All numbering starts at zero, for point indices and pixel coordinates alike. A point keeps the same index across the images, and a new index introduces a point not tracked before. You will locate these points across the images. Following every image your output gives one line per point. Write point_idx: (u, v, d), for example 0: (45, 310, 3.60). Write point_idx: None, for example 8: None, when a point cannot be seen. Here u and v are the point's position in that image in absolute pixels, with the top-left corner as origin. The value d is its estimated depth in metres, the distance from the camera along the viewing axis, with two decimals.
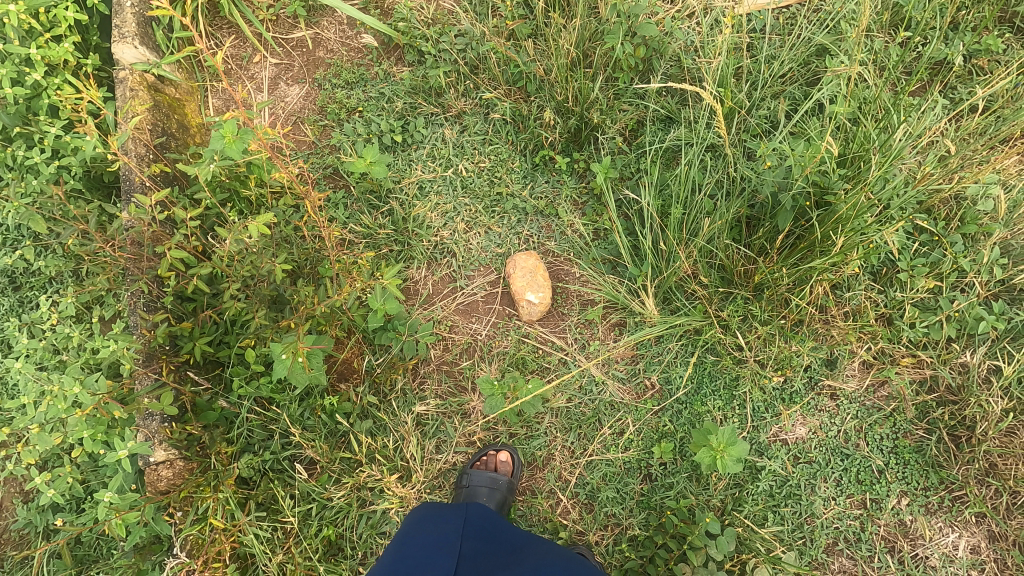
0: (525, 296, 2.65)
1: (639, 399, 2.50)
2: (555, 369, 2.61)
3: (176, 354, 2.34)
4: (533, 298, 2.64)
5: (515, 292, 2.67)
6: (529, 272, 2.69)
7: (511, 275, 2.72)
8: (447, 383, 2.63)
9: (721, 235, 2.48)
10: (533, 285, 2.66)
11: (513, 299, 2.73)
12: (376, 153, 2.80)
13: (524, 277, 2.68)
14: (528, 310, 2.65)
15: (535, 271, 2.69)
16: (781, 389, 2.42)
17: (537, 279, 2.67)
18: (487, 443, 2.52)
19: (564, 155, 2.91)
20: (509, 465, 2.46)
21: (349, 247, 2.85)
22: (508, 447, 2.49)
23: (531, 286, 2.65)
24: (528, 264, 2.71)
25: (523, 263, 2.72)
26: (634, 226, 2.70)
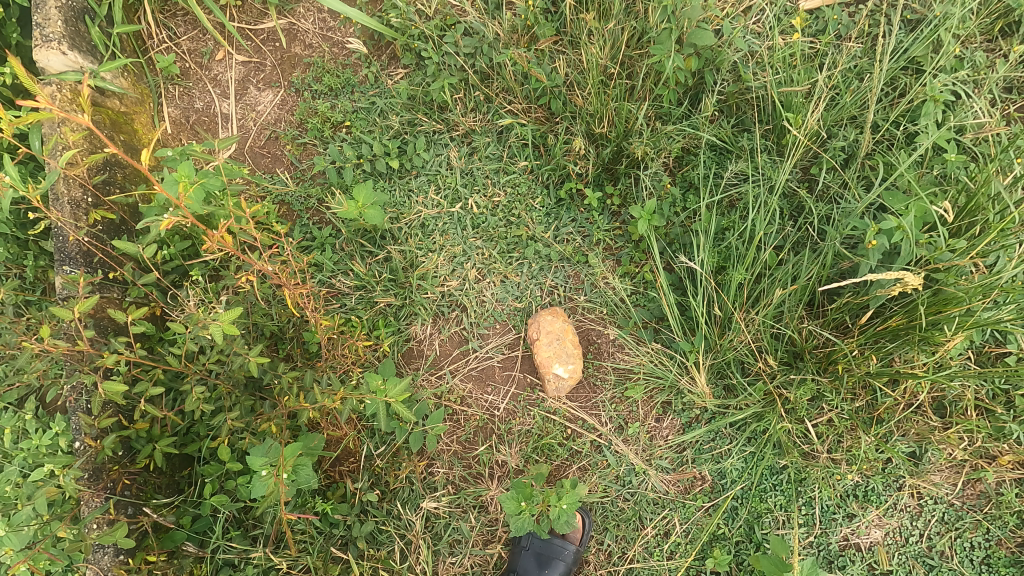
0: (552, 371, 2.23)
1: (687, 493, 2.15)
2: (587, 455, 2.22)
3: (133, 460, 1.92)
4: (562, 371, 2.23)
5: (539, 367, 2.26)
6: (553, 338, 2.25)
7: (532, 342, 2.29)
8: (459, 469, 2.25)
9: (792, 304, 2.05)
10: (559, 355, 2.23)
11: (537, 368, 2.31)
12: (369, 192, 2.30)
13: (547, 347, 2.25)
14: (557, 386, 2.25)
15: (560, 336, 2.26)
16: (856, 486, 2.06)
17: (563, 348, 2.24)
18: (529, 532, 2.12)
19: (595, 188, 2.43)
20: (578, 531, 2.16)
21: (339, 302, 2.39)
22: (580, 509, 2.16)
23: (558, 358, 2.23)
24: (551, 328, 2.27)
25: (545, 328, 2.27)
26: (681, 282, 2.25)
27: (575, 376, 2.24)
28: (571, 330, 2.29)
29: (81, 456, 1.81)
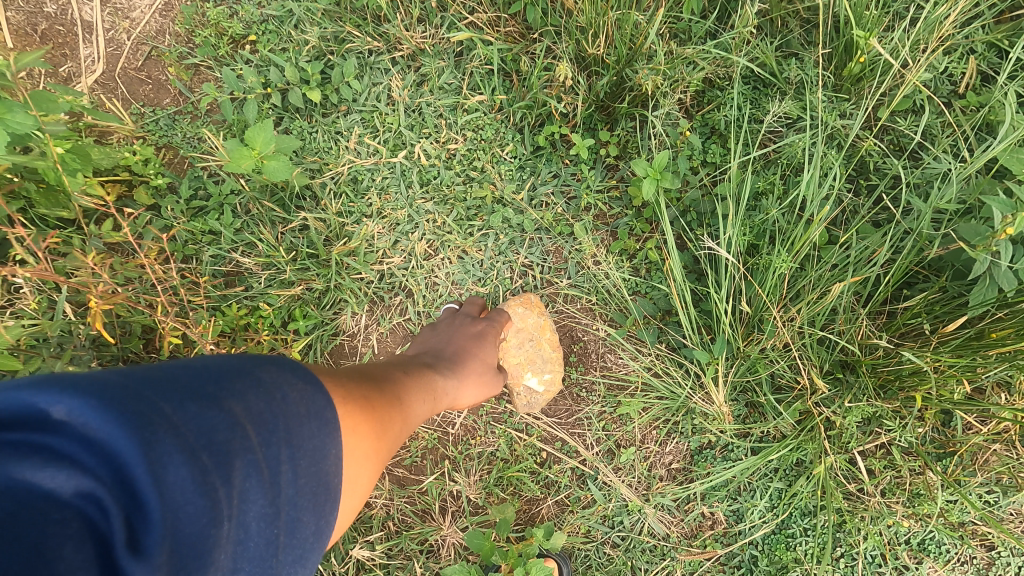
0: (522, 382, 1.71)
1: (693, 538, 1.67)
2: (567, 487, 1.72)
3: None
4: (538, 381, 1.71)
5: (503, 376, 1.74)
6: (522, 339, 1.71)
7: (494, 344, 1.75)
8: (401, 502, 1.74)
9: (848, 300, 1.52)
10: (529, 361, 1.70)
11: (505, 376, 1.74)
12: (268, 133, 1.59)
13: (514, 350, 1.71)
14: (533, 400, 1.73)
15: (531, 336, 1.71)
16: (913, 534, 1.59)
17: (536, 352, 1.70)
18: None
19: (585, 133, 1.82)
20: None
21: (243, 284, 1.80)
22: (557, 553, 1.66)
23: (530, 365, 1.70)
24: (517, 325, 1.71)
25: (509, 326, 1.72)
26: (697, 265, 1.69)
27: (555, 384, 1.72)
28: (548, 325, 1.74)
29: None
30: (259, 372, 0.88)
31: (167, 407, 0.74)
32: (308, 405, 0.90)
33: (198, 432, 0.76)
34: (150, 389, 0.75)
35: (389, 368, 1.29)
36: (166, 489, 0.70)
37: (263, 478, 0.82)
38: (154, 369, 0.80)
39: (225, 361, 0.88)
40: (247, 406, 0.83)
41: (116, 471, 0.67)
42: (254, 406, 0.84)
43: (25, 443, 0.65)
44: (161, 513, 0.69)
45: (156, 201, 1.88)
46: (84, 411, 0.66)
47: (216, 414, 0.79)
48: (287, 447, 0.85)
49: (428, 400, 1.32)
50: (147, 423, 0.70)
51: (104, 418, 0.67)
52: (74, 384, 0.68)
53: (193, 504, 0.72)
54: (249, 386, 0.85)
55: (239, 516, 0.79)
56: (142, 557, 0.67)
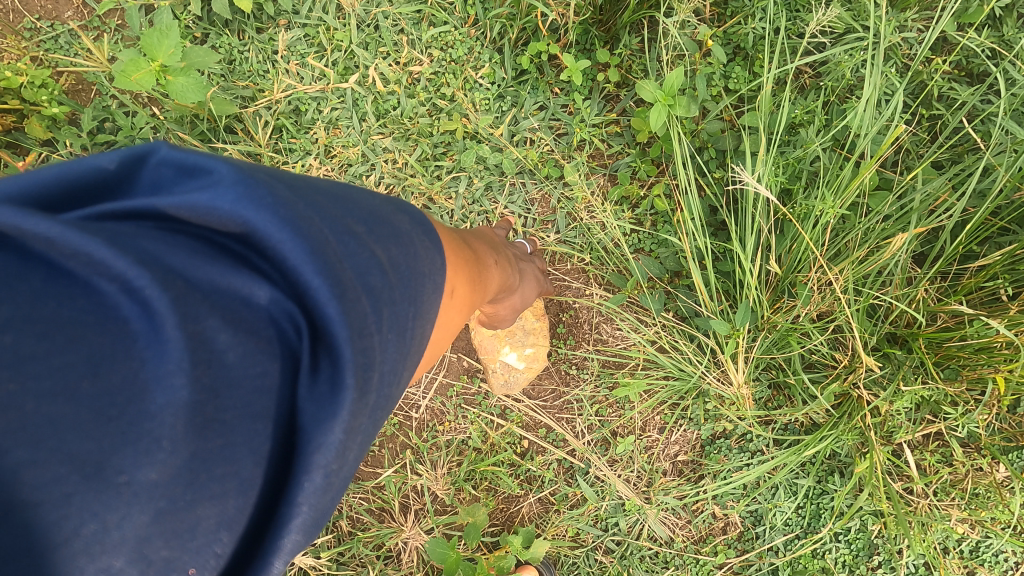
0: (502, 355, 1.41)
1: (701, 543, 1.40)
2: (552, 482, 1.43)
3: None
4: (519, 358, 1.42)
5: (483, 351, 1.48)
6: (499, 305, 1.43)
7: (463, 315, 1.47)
8: (354, 500, 1.46)
9: (906, 258, 1.21)
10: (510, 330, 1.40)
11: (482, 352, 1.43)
12: (169, 36, 1.24)
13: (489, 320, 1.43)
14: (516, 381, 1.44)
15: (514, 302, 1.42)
16: (967, 542, 1.32)
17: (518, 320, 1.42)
18: None
19: (579, 53, 1.47)
20: None
21: None
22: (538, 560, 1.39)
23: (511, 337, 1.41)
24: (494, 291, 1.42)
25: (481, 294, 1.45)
26: (715, 216, 1.37)
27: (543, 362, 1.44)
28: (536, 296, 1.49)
29: None
30: (405, 225, 0.72)
31: (334, 234, 0.59)
32: (432, 263, 0.72)
33: (363, 270, 0.59)
34: (319, 210, 0.60)
35: (479, 242, 1.05)
36: (350, 320, 0.55)
37: (405, 333, 0.64)
38: (310, 186, 0.65)
39: (372, 202, 0.71)
40: (404, 255, 0.67)
41: (296, 296, 0.54)
42: (400, 258, 0.66)
43: (217, 249, 0.54)
44: (346, 350, 0.54)
45: (52, 136, 1.52)
46: (269, 223, 0.54)
47: (374, 252, 0.62)
48: (423, 309, 0.68)
49: (500, 284, 1.08)
50: (324, 247, 0.56)
51: (289, 234, 0.54)
52: (261, 193, 0.55)
53: (369, 347, 0.57)
54: (395, 232, 0.68)
55: (392, 377, 0.63)
56: (319, 389, 0.54)
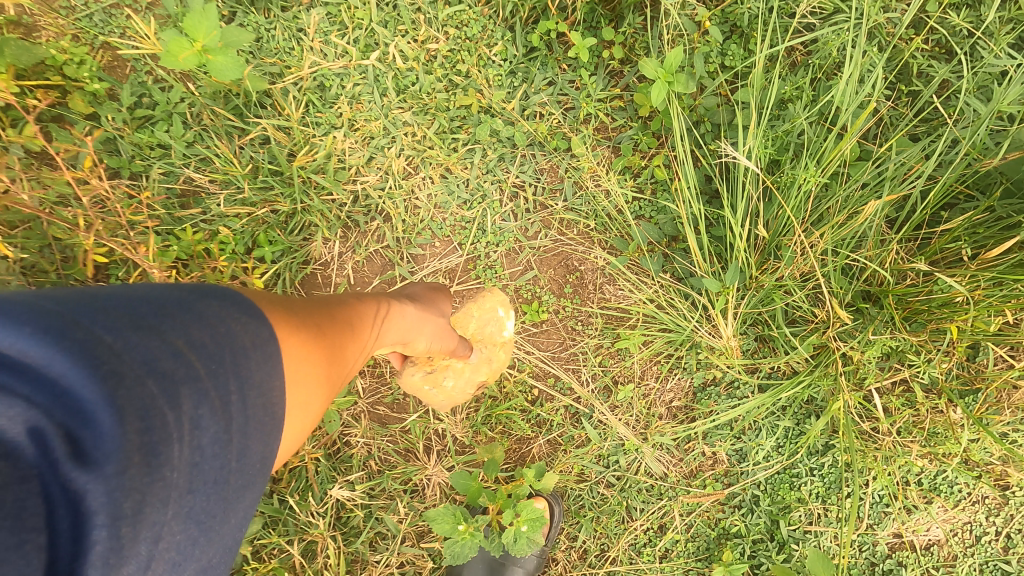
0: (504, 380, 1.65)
1: (693, 478, 1.57)
2: (560, 425, 1.59)
3: None
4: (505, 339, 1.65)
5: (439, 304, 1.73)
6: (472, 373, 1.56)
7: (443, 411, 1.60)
8: (383, 442, 1.62)
9: (880, 223, 1.35)
10: (499, 357, 1.59)
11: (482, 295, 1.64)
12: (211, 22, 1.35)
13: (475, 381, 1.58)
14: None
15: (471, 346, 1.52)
16: (924, 473, 1.50)
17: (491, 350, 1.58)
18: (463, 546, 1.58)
19: (586, 32, 1.57)
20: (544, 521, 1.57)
21: (200, 207, 1.61)
22: (547, 493, 1.58)
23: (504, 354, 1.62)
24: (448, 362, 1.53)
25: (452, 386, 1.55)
26: (710, 186, 1.50)
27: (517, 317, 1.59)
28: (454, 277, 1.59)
29: None
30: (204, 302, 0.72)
31: (107, 332, 0.59)
32: (253, 337, 0.73)
33: (146, 357, 0.61)
34: (89, 312, 0.60)
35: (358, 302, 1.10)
36: (126, 405, 0.57)
37: (214, 408, 0.66)
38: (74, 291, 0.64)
39: (161, 291, 0.72)
40: (200, 334, 0.67)
41: (60, 401, 0.53)
42: (199, 338, 0.67)
43: None
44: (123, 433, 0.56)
45: (95, 110, 1.63)
46: (24, 338, 0.53)
47: (159, 341, 0.64)
48: (241, 375, 0.70)
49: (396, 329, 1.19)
50: (95, 347, 0.57)
51: (54, 344, 0.54)
52: (12, 307, 0.54)
53: (151, 429, 0.59)
54: (181, 311, 0.69)
55: (200, 455, 0.65)
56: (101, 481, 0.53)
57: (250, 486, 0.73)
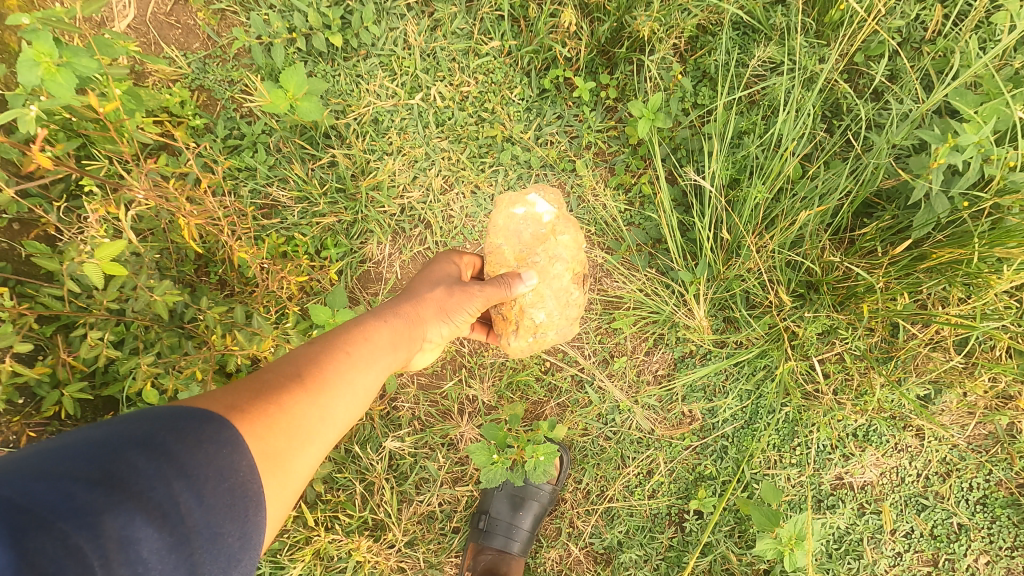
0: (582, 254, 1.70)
1: (674, 432, 1.95)
2: (568, 391, 1.98)
3: (39, 408, 1.66)
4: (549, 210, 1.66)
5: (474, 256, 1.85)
6: (557, 291, 1.65)
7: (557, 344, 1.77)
8: (425, 405, 2.02)
9: (814, 228, 1.74)
10: (553, 245, 1.62)
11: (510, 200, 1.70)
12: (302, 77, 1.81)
13: (565, 292, 1.67)
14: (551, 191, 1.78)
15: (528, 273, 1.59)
16: (857, 426, 1.88)
17: (548, 247, 1.62)
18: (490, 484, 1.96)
19: (587, 77, 1.98)
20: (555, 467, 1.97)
21: (279, 217, 2.01)
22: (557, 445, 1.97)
23: (558, 229, 1.65)
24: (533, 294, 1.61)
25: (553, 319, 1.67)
26: (685, 198, 1.90)
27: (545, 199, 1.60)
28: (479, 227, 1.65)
29: None
30: (157, 432, 0.87)
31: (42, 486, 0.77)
32: (185, 442, 0.87)
33: (71, 496, 0.77)
34: (31, 475, 0.78)
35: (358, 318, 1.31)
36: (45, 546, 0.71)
37: (150, 517, 0.81)
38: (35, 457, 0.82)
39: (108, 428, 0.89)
40: (137, 461, 0.82)
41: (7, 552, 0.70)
42: (131, 461, 0.83)
43: None
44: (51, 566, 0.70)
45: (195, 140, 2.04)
46: None
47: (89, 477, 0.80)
48: (183, 477, 0.85)
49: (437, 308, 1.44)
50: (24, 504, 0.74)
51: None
52: None
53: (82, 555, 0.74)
54: (134, 445, 0.84)
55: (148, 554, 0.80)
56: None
57: (219, 560, 0.88)
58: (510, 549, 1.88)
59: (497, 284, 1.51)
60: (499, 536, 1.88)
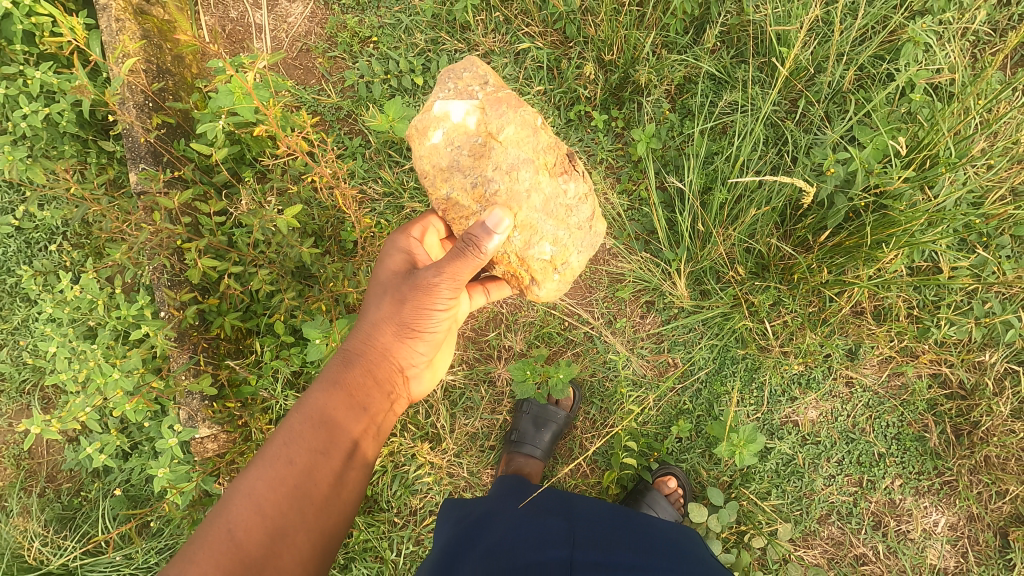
0: (534, 131, 1.83)
1: (661, 376, 2.56)
2: (581, 343, 2.62)
3: (207, 329, 2.36)
4: (466, 115, 1.83)
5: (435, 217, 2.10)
6: (540, 199, 1.82)
7: (593, 248, 1.96)
8: (472, 351, 2.66)
9: (764, 223, 2.38)
10: (490, 152, 1.82)
11: (424, 132, 1.89)
12: (398, 108, 2.57)
13: (547, 186, 1.83)
14: (460, 76, 1.89)
15: (496, 204, 1.81)
16: (800, 375, 2.48)
17: (493, 153, 1.81)
18: (521, 402, 2.61)
19: (601, 111, 2.67)
20: (569, 399, 2.61)
21: (370, 207, 2.71)
22: (572, 384, 2.61)
23: (486, 125, 1.81)
24: (517, 219, 1.82)
25: (563, 234, 1.86)
26: (671, 200, 2.56)
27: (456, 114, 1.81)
28: (437, 190, 1.93)
29: (168, 322, 2.26)
30: None
31: None
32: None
33: None
34: None
35: (299, 417, 1.79)
36: None
37: None
38: None
39: None
40: None
41: None
42: None
43: None
44: None
45: None
46: None
47: None
48: None
49: (394, 327, 1.94)
50: None
51: None
52: None
53: None
54: None
55: None
56: None
57: None
58: (534, 453, 2.49)
59: (452, 255, 1.77)
60: (526, 442, 2.50)
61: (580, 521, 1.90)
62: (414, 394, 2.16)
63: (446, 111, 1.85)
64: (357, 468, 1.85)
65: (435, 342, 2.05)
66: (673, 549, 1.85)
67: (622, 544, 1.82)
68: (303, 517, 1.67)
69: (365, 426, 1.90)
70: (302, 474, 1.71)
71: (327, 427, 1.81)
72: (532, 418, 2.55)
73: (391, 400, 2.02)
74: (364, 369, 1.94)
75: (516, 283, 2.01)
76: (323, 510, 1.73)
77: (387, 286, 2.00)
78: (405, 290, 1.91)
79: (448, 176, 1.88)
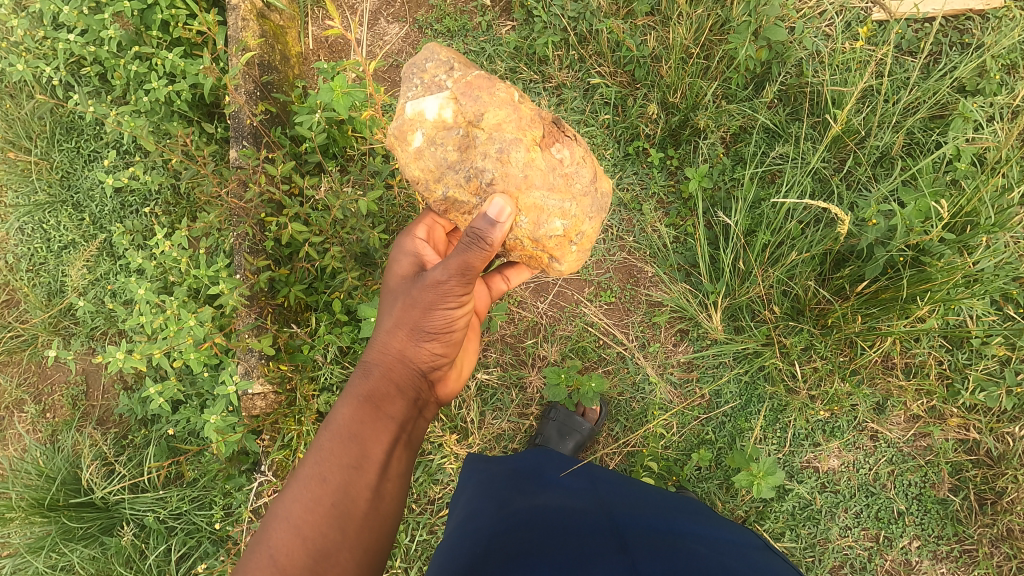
0: (515, 108, 1.87)
1: (687, 404, 2.64)
2: (613, 362, 2.74)
3: (273, 297, 2.58)
4: (440, 108, 1.87)
5: (434, 216, 2.23)
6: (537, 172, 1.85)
7: (603, 211, 1.97)
8: (508, 355, 2.79)
9: (804, 268, 2.50)
10: (478, 138, 1.85)
11: (402, 135, 1.93)
12: None
13: (542, 161, 1.85)
14: (422, 69, 1.93)
15: (495, 192, 1.84)
16: (825, 422, 2.52)
17: (477, 141, 1.85)
18: (551, 406, 2.72)
19: (658, 149, 2.87)
20: (596, 412, 2.69)
21: None
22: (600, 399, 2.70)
23: (464, 114, 1.85)
24: (520, 204, 1.84)
25: (570, 205, 1.87)
26: (716, 238, 2.70)
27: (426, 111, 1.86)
28: (433, 193, 1.98)
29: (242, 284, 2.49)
30: None
31: None
32: None
33: None
34: None
35: (327, 436, 1.78)
36: None
37: None
38: None
39: None
40: None
41: None
42: None
43: None
44: None
45: None
46: None
47: None
48: None
49: (408, 329, 1.92)
50: None
51: None
52: None
53: None
54: None
55: None
56: None
57: None
58: None
59: (456, 252, 1.76)
60: (549, 445, 2.61)
61: (604, 483, 2.00)
62: (444, 394, 2.13)
63: (418, 110, 1.89)
64: (392, 477, 1.80)
65: (457, 341, 2.00)
66: (689, 508, 1.92)
67: (647, 504, 1.89)
68: (344, 536, 1.63)
69: (394, 436, 1.84)
70: (339, 494, 1.67)
71: (358, 441, 1.77)
72: (558, 424, 2.65)
73: (418, 404, 1.97)
74: (385, 375, 1.91)
75: (536, 264, 2.04)
76: (364, 527, 1.68)
77: (400, 291, 2.00)
78: (415, 294, 1.89)
79: (440, 176, 1.92)
